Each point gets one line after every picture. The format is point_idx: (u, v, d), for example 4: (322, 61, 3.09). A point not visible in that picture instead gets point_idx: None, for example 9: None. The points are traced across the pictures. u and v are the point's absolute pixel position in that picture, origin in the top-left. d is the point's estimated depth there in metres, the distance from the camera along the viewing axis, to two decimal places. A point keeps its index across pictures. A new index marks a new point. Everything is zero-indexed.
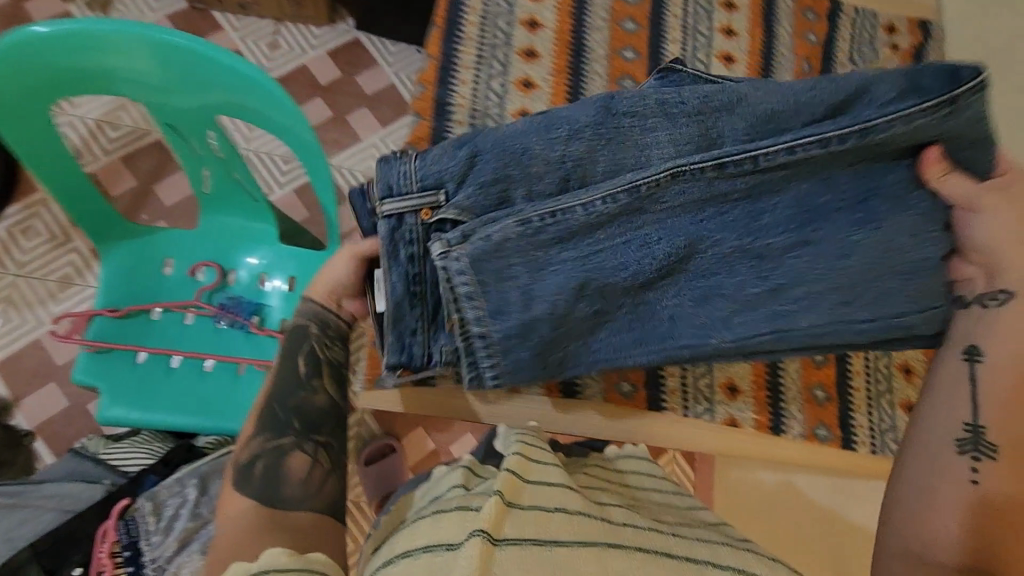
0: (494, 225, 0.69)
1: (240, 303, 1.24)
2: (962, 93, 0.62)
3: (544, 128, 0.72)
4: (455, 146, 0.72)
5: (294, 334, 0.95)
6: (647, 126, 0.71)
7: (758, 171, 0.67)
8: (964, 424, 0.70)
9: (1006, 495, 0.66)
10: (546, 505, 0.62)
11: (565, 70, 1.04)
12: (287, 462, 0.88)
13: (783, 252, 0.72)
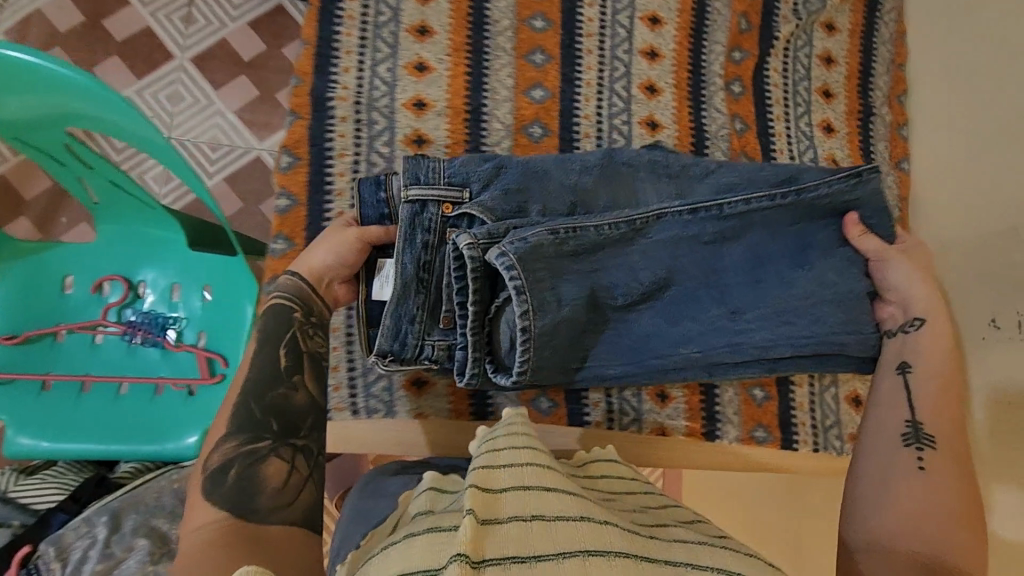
0: (528, 230, 0.71)
1: (151, 320, 1.18)
2: (866, 170, 0.74)
3: (560, 162, 0.80)
4: (483, 158, 0.77)
5: (278, 315, 0.71)
6: (639, 175, 0.80)
7: (723, 218, 0.74)
8: (905, 423, 0.74)
9: (948, 484, 0.68)
10: (544, 517, 0.45)
11: (462, 86, 0.90)
12: (258, 475, 0.59)
13: (738, 286, 0.76)
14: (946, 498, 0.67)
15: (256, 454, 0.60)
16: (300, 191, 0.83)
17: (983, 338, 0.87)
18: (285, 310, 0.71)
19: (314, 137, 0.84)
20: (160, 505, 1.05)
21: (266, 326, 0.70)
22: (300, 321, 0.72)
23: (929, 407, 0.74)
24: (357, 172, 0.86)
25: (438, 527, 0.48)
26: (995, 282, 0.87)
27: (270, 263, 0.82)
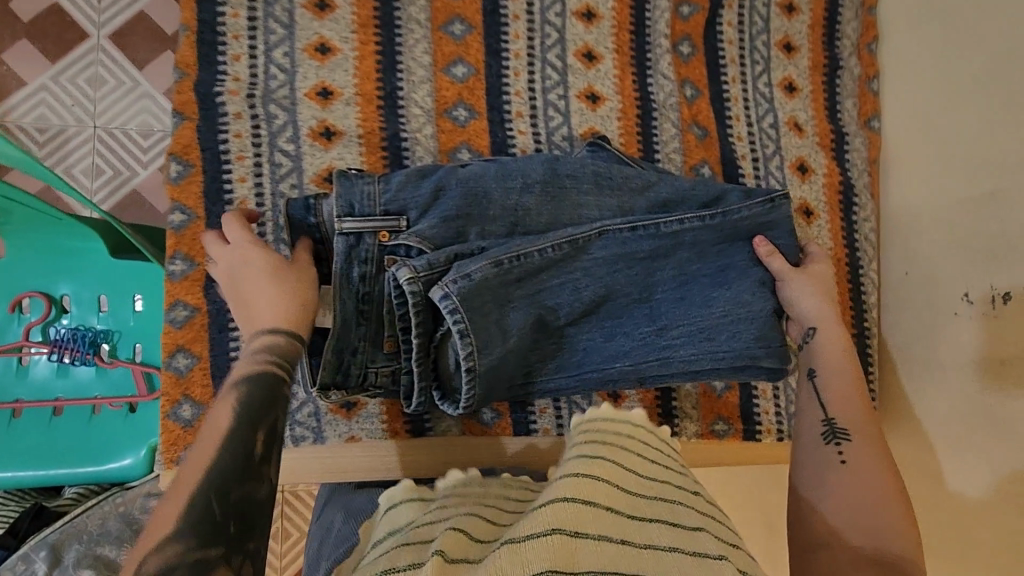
0: (472, 264, 0.67)
1: (77, 337, 1.09)
2: (777, 196, 0.74)
3: (500, 176, 0.74)
4: (420, 177, 0.72)
5: (261, 384, 0.54)
6: (582, 189, 0.76)
7: (659, 236, 0.73)
8: (820, 421, 0.71)
9: (873, 470, 0.65)
10: (514, 539, 0.40)
11: (374, 71, 0.79)
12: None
13: (668, 296, 0.74)
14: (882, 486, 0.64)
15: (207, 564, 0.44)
16: (196, 202, 0.74)
17: (954, 313, 0.83)
18: (272, 381, 0.54)
19: (206, 139, 0.74)
20: (105, 532, 1.01)
21: (244, 396, 0.53)
22: (286, 401, 0.55)
23: (839, 399, 0.72)
24: (259, 175, 0.76)
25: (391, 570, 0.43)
26: (967, 252, 0.81)
27: (167, 286, 0.73)
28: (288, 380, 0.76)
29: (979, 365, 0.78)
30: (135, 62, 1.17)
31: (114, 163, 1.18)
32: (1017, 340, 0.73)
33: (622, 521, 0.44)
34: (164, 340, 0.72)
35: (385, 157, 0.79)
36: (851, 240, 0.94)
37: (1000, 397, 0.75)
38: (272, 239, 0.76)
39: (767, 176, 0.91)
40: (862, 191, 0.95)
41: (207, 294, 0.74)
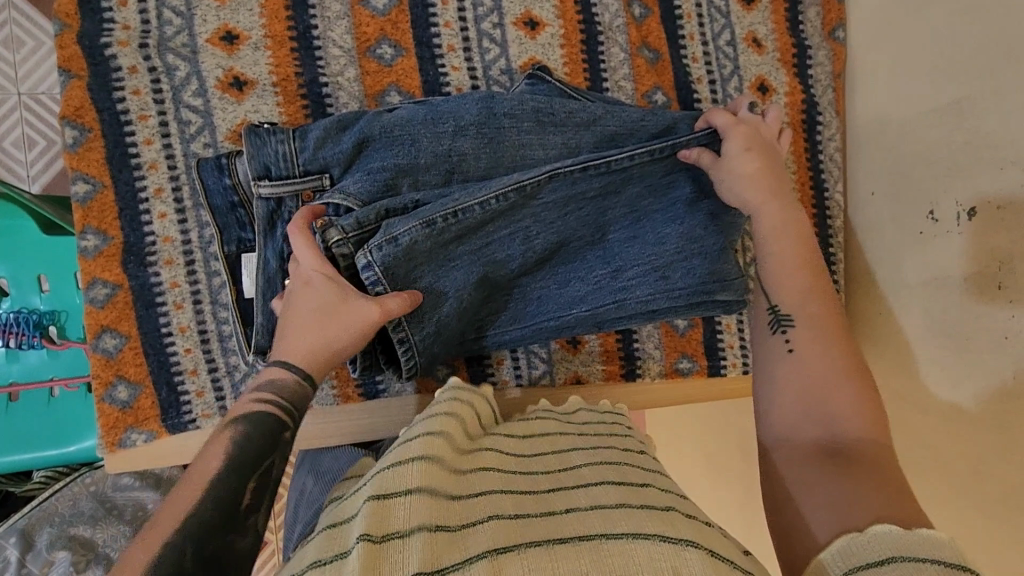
0: (398, 226, 0.59)
1: (20, 321, 1.02)
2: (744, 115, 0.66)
3: (429, 120, 0.68)
4: (340, 130, 0.66)
5: (263, 424, 0.57)
6: (522, 128, 0.70)
7: (610, 175, 0.63)
8: (765, 312, 0.71)
9: (821, 355, 0.65)
10: (447, 527, 0.44)
11: (283, 8, 0.72)
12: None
13: (620, 237, 0.70)
14: (836, 370, 0.64)
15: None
16: (99, 170, 0.68)
17: (920, 233, 0.80)
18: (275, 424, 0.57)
19: (100, 99, 0.68)
20: (77, 513, 1.01)
21: (244, 437, 0.56)
22: (286, 446, 0.58)
23: (778, 287, 0.70)
24: (167, 135, 0.69)
25: (319, 563, 0.43)
26: (931, 168, 0.77)
27: (81, 264, 0.68)
28: (227, 352, 0.72)
29: (948, 285, 0.76)
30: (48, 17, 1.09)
31: (46, 131, 1.11)
32: (981, 259, 0.71)
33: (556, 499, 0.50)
34: (87, 321, 0.68)
35: (306, 106, 0.72)
36: (816, 163, 0.90)
37: (961, 317, 0.74)
38: (190, 203, 0.70)
39: (725, 99, 0.85)
40: (825, 109, 0.90)
41: (127, 270, 0.69)
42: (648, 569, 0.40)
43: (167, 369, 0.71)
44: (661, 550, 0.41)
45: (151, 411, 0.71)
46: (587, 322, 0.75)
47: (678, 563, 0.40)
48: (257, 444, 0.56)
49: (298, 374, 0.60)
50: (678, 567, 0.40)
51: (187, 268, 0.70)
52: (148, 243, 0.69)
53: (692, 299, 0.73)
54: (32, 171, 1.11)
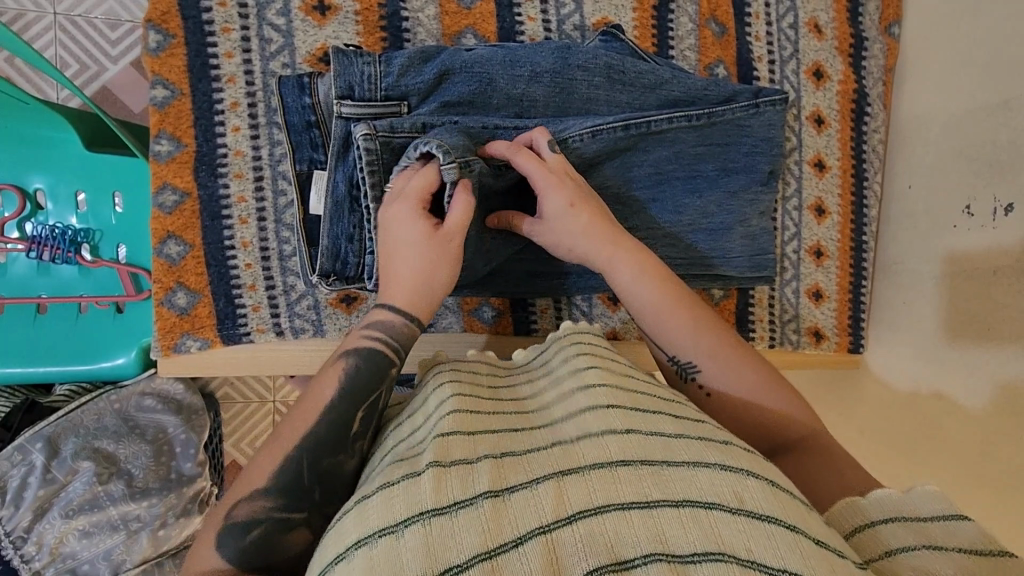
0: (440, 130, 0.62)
1: (56, 235, 1.00)
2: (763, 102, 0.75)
3: (507, 63, 0.69)
4: (422, 61, 0.67)
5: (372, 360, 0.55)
6: (593, 82, 0.71)
7: (647, 135, 0.70)
8: (668, 363, 0.63)
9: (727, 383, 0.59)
10: (516, 453, 0.41)
11: None
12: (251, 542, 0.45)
13: (644, 201, 0.73)
14: (749, 385, 0.59)
15: (287, 521, 0.47)
16: (179, 78, 0.69)
17: (954, 226, 0.83)
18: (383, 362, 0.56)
19: (187, 7, 0.69)
20: (101, 427, 1.02)
21: (355, 370, 0.54)
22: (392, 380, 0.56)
23: (667, 335, 0.62)
24: (248, 50, 0.71)
25: (388, 483, 0.39)
26: (973, 163, 0.80)
27: (154, 167, 0.70)
28: (285, 272, 0.74)
29: (976, 280, 0.78)
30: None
31: (79, 55, 1.10)
32: (1010, 252, 0.74)
33: (639, 419, 0.42)
34: (153, 225, 0.70)
35: (384, 38, 0.74)
36: (859, 152, 0.93)
37: (983, 305, 0.77)
38: (264, 120, 0.72)
39: (782, 80, 0.88)
40: (874, 100, 0.93)
41: (197, 178, 0.71)
42: (710, 493, 0.36)
43: (226, 281, 0.72)
44: (722, 477, 0.37)
45: (207, 320, 0.72)
46: (594, 274, 0.77)
47: (742, 490, 0.37)
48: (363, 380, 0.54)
49: (403, 314, 0.58)
50: (741, 494, 0.36)
51: (255, 183, 0.72)
52: (219, 154, 0.71)
53: (691, 270, 0.78)
54: (62, 94, 1.11)
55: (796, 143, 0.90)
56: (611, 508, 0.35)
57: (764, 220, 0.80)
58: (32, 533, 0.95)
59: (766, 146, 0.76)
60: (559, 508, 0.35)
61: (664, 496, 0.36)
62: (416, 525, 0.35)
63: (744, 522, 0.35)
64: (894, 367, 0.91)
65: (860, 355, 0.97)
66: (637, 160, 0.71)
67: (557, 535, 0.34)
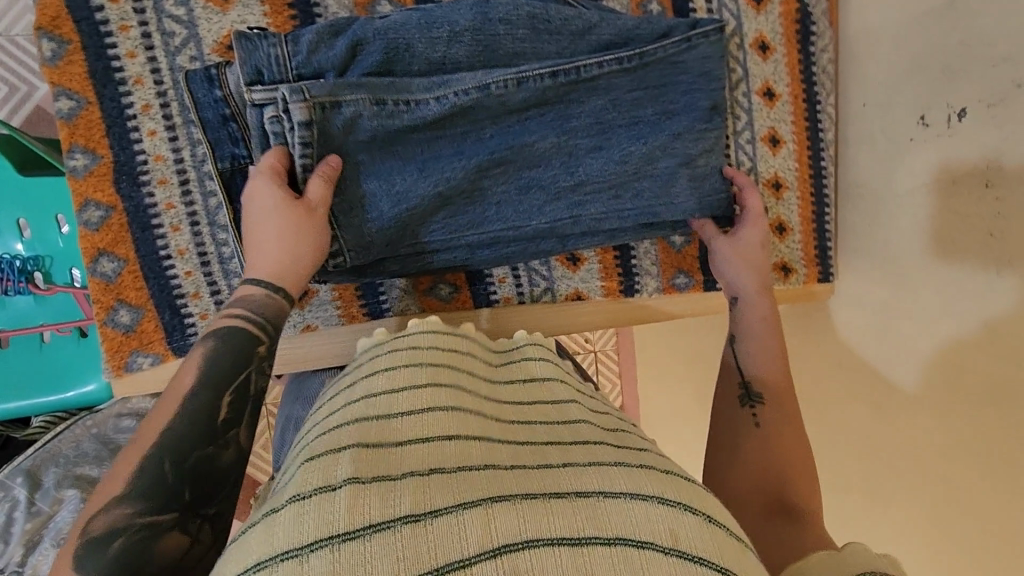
0: (346, 99, 0.60)
1: (3, 266, 0.98)
2: (697, 34, 0.72)
3: (423, 25, 0.65)
4: (332, 35, 0.63)
5: (232, 341, 0.57)
6: (517, 36, 0.68)
7: (578, 83, 0.68)
8: (737, 386, 0.73)
9: (783, 425, 0.68)
10: (446, 471, 0.39)
11: None
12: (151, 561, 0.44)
13: (586, 152, 0.71)
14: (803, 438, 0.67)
15: (157, 527, 0.45)
16: (82, 85, 0.66)
17: (910, 139, 0.80)
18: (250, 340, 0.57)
19: (77, 8, 0.65)
20: (81, 453, 1.01)
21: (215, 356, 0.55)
22: (260, 359, 0.58)
23: (754, 359, 0.74)
24: (150, 47, 0.67)
25: (298, 496, 0.37)
26: (923, 71, 0.77)
27: (72, 184, 0.66)
28: (228, 275, 0.71)
29: (934, 192, 0.77)
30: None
31: (4, 76, 1.05)
32: (969, 157, 0.72)
33: (577, 450, 0.43)
34: (81, 244, 0.67)
35: (294, 16, 0.70)
36: (809, 76, 0.90)
37: (944, 219, 0.76)
38: (180, 120, 0.68)
39: (719, 9, 0.85)
40: (819, 18, 0.89)
41: (119, 189, 0.68)
42: (644, 531, 0.34)
43: (169, 291, 0.70)
44: (657, 513, 0.36)
45: (155, 334, 0.71)
46: (543, 236, 0.74)
47: (677, 528, 0.35)
48: (228, 361, 0.55)
49: (267, 287, 0.60)
50: (676, 532, 0.35)
51: (181, 187, 0.69)
52: (139, 162, 0.68)
53: (640, 219, 0.75)
54: None
55: (741, 74, 0.87)
56: (540, 542, 0.33)
57: (711, 158, 0.76)
58: (26, 567, 0.90)
59: (703, 81, 0.73)
60: (484, 540, 0.33)
61: (597, 531, 0.34)
62: (323, 551, 0.32)
63: (675, 563, 0.33)
64: (867, 291, 0.89)
65: (830, 283, 0.95)
66: (570, 113, 0.69)
67: (478, 568, 0.32)
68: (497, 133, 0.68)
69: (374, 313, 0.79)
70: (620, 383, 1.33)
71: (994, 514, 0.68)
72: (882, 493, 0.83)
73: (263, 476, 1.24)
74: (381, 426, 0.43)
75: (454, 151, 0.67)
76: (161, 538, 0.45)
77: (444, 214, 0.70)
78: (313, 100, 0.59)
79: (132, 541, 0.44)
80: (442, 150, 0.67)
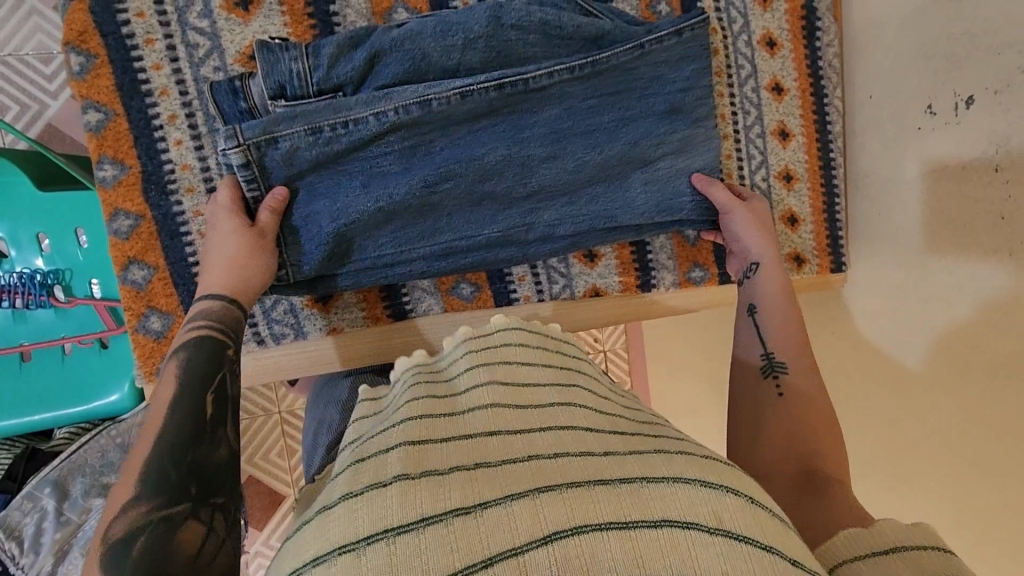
0: (279, 130, 0.62)
1: (25, 280, 0.99)
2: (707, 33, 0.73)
3: (439, 32, 0.67)
4: (352, 46, 0.65)
5: (205, 347, 0.59)
6: (529, 40, 0.69)
7: (527, 94, 0.68)
8: (759, 358, 0.73)
9: (810, 397, 0.68)
10: (491, 465, 0.39)
11: None
12: (175, 549, 0.43)
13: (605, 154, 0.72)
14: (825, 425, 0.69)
15: (172, 520, 0.45)
16: (110, 98, 0.67)
17: (919, 128, 0.82)
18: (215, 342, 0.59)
19: (104, 23, 0.66)
20: (107, 463, 1.02)
21: (188, 362, 0.57)
22: (231, 363, 0.60)
23: (774, 331, 0.74)
24: (175, 59, 0.68)
25: (350, 494, 0.37)
26: (929, 60, 0.79)
27: (102, 195, 0.68)
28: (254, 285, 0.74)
29: (943, 180, 0.79)
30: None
31: (17, 96, 1.07)
32: (976, 144, 0.74)
33: (619, 441, 0.42)
34: (112, 253, 0.69)
35: (313, 26, 0.72)
36: (815, 70, 0.92)
37: (956, 206, 0.77)
38: (205, 129, 0.70)
39: (727, 8, 0.87)
40: (824, 14, 0.91)
41: (148, 199, 0.69)
42: (689, 512, 0.34)
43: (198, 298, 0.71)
44: (699, 495, 0.35)
45: None
46: (500, 244, 0.74)
47: (720, 508, 0.34)
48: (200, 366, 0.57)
49: (222, 298, 0.63)
50: (720, 513, 0.34)
51: (208, 195, 0.70)
52: (167, 172, 0.69)
53: (595, 224, 0.74)
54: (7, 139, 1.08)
55: (749, 71, 0.89)
56: (588, 528, 0.33)
57: (676, 161, 0.75)
58: None
59: (659, 85, 0.72)
60: (534, 528, 0.33)
61: (642, 515, 0.33)
62: (379, 544, 0.33)
63: (722, 544, 0.32)
64: (878, 279, 0.91)
65: (842, 273, 0.97)
66: (560, 117, 0.70)
67: (529, 557, 0.32)
68: (482, 130, 0.68)
69: (398, 313, 0.80)
70: (630, 380, 1.35)
71: (1015, 493, 0.69)
72: (901, 477, 0.84)
73: (281, 483, 1.24)
74: (427, 426, 0.44)
75: (436, 159, 0.67)
76: (179, 529, 0.45)
77: (391, 228, 0.70)
78: (246, 144, 0.61)
79: (151, 537, 0.44)
80: (388, 168, 0.66)
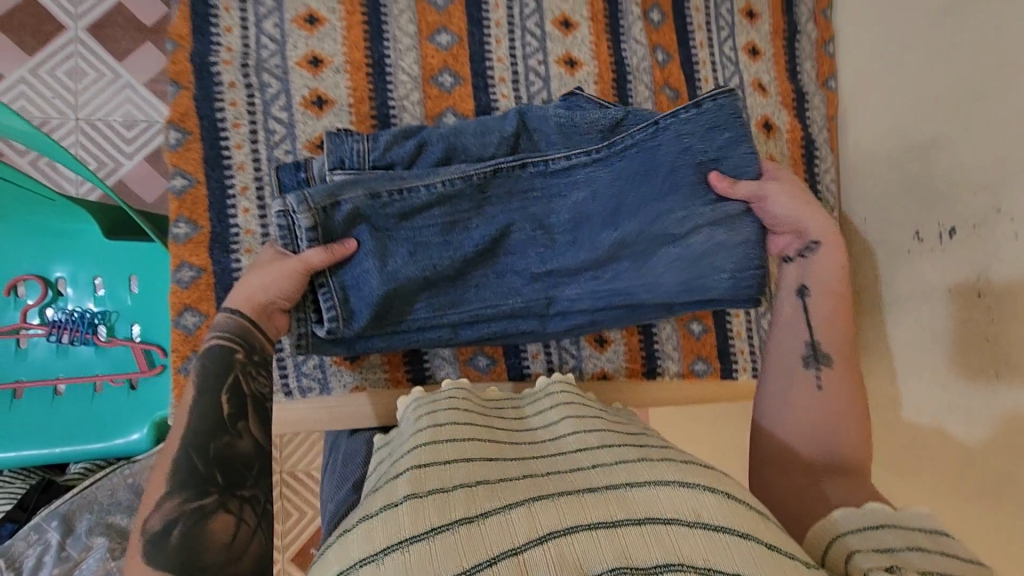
0: (343, 193, 0.68)
1: (76, 318, 1.07)
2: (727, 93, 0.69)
3: (478, 132, 0.78)
4: (405, 136, 0.77)
5: (216, 358, 0.65)
6: (556, 135, 0.77)
7: (554, 174, 0.73)
8: (804, 344, 0.76)
9: (842, 402, 0.72)
10: (490, 483, 0.43)
11: (362, 41, 0.84)
12: (205, 535, 0.53)
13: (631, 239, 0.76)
14: None
15: (203, 509, 0.54)
16: (195, 168, 0.78)
17: (909, 251, 0.89)
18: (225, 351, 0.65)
19: (202, 108, 0.79)
20: (115, 502, 1.04)
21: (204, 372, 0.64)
22: (241, 364, 0.66)
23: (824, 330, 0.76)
24: (255, 141, 0.80)
25: (367, 516, 0.41)
26: (915, 193, 0.88)
27: (173, 248, 0.77)
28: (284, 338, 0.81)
29: (931, 299, 0.85)
30: (114, 52, 1.20)
31: (98, 154, 1.21)
32: (960, 269, 0.81)
33: (617, 468, 0.44)
34: (171, 300, 0.77)
35: (375, 123, 0.84)
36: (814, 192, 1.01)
37: (945, 324, 0.83)
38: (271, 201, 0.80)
39: None
40: (822, 145, 1.02)
41: (212, 255, 0.78)
42: (669, 509, 0.38)
43: None
44: (680, 495, 0.39)
45: None
46: (521, 315, 0.80)
47: (699, 506, 0.38)
48: (212, 374, 0.64)
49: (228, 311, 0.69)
50: (699, 509, 0.38)
51: None
52: (232, 234, 0.79)
53: (613, 300, 0.78)
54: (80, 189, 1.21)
55: None
56: (580, 528, 0.37)
57: (715, 233, 0.74)
58: None
59: (684, 157, 0.71)
60: (531, 530, 0.37)
61: (628, 515, 0.38)
62: (395, 554, 0.36)
63: (702, 534, 0.37)
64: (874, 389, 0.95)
65: None
66: (589, 197, 0.73)
67: (529, 555, 0.36)
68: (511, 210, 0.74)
69: (418, 377, 0.86)
70: None
71: None
72: None
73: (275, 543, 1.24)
74: (430, 450, 0.49)
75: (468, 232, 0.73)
76: (209, 517, 0.54)
77: (428, 295, 0.76)
78: (315, 205, 0.67)
79: (186, 524, 0.53)
80: (432, 239, 0.72)
